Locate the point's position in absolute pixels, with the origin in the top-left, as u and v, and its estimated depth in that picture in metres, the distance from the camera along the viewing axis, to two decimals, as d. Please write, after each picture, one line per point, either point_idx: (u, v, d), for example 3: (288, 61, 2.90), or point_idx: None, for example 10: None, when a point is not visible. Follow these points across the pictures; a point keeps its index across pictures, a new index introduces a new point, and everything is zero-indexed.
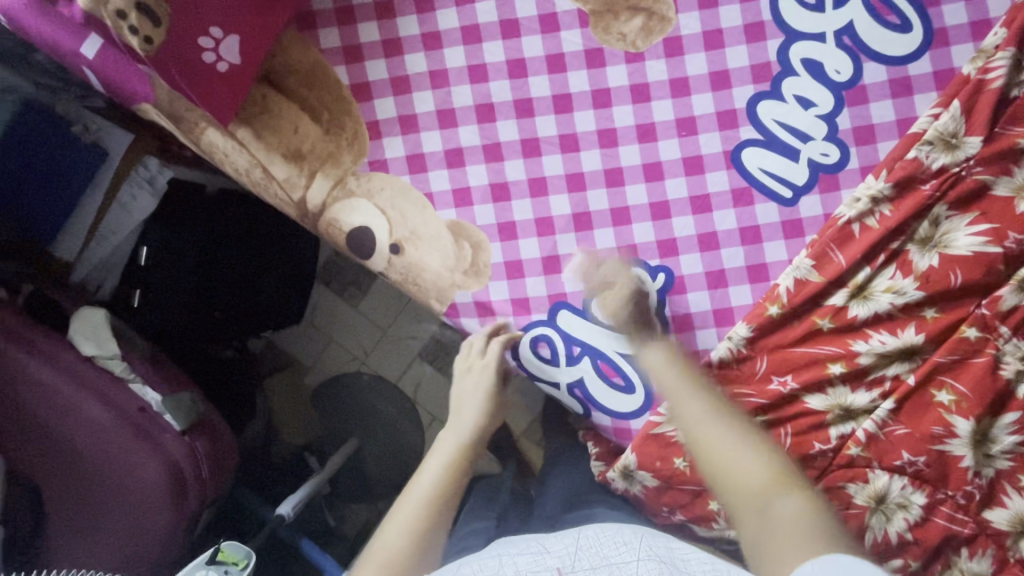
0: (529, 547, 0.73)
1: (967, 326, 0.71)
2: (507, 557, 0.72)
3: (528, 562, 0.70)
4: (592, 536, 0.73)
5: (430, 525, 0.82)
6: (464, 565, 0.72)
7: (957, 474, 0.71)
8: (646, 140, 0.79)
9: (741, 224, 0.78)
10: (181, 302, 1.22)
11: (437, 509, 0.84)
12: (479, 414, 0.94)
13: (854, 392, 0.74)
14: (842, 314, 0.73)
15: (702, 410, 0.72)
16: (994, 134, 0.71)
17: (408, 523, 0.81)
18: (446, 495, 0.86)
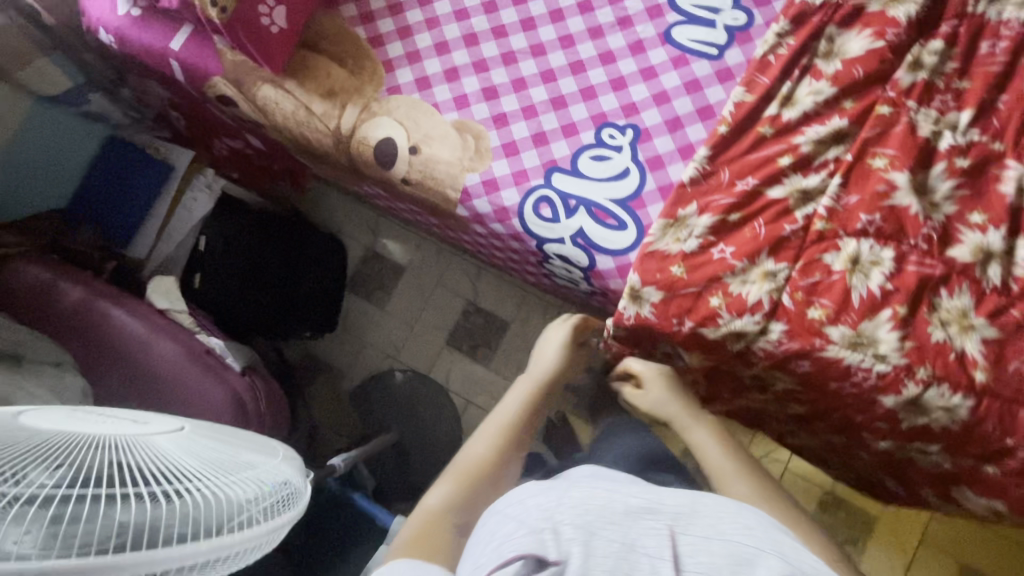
0: (648, 504, 0.64)
1: (879, 105, 0.87)
2: (617, 493, 0.66)
3: (642, 511, 0.62)
4: (718, 518, 0.63)
5: (505, 449, 0.88)
6: (567, 488, 0.67)
7: (911, 221, 0.83)
8: (596, 37, 1.02)
9: (684, 80, 0.98)
10: (233, 283, 1.41)
11: (513, 436, 0.90)
12: (551, 362, 1.01)
13: (806, 177, 0.88)
14: (778, 120, 0.90)
15: (716, 446, 0.87)
16: None
17: (487, 444, 0.87)
18: (522, 427, 0.91)
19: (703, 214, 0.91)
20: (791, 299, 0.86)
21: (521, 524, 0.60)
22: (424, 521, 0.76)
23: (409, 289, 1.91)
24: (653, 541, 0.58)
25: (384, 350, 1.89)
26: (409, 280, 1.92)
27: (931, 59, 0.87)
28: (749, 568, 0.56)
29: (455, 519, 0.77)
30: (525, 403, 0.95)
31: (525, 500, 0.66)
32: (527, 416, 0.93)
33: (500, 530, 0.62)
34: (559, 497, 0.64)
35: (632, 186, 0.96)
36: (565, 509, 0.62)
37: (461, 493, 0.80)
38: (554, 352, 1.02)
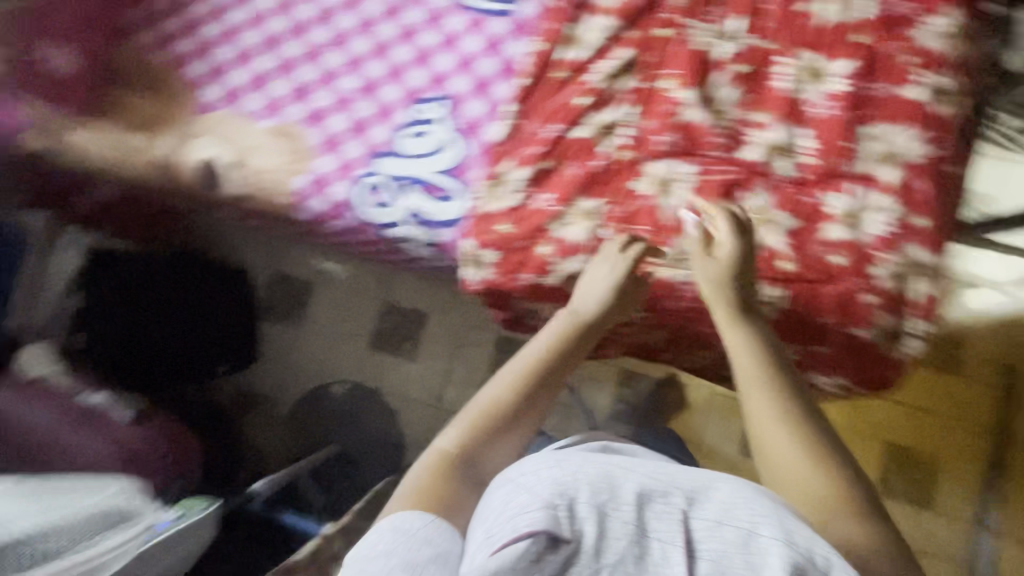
0: (660, 480, 0.58)
1: (658, 27, 0.89)
2: (632, 470, 0.59)
3: (652, 489, 0.56)
4: (728, 494, 0.57)
5: (526, 398, 0.79)
6: (577, 461, 0.60)
7: (701, 134, 0.88)
8: (394, 16, 1.02)
9: (484, 41, 0.99)
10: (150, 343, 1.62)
11: (531, 382, 0.80)
12: (597, 299, 0.85)
13: (604, 111, 0.90)
14: (570, 61, 0.92)
15: (748, 379, 0.71)
16: None
17: (507, 386, 0.79)
18: (552, 365, 0.81)
19: (518, 168, 0.93)
20: (612, 231, 0.89)
21: (536, 494, 0.54)
22: (441, 464, 0.71)
23: (324, 300, 1.90)
24: (663, 524, 0.52)
25: (311, 369, 1.87)
26: (321, 295, 1.90)
27: None
28: (756, 555, 0.50)
29: (468, 463, 0.72)
30: (557, 338, 0.83)
31: (538, 467, 0.59)
32: (556, 352, 0.82)
33: (513, 498, 0.56)
34: (578, 466, 0.58)
35: (452, 155, 0.97)
36: (571, 482, 0.55)
37: (478, 435, 0.75)
38: (603, 280, 0.85)
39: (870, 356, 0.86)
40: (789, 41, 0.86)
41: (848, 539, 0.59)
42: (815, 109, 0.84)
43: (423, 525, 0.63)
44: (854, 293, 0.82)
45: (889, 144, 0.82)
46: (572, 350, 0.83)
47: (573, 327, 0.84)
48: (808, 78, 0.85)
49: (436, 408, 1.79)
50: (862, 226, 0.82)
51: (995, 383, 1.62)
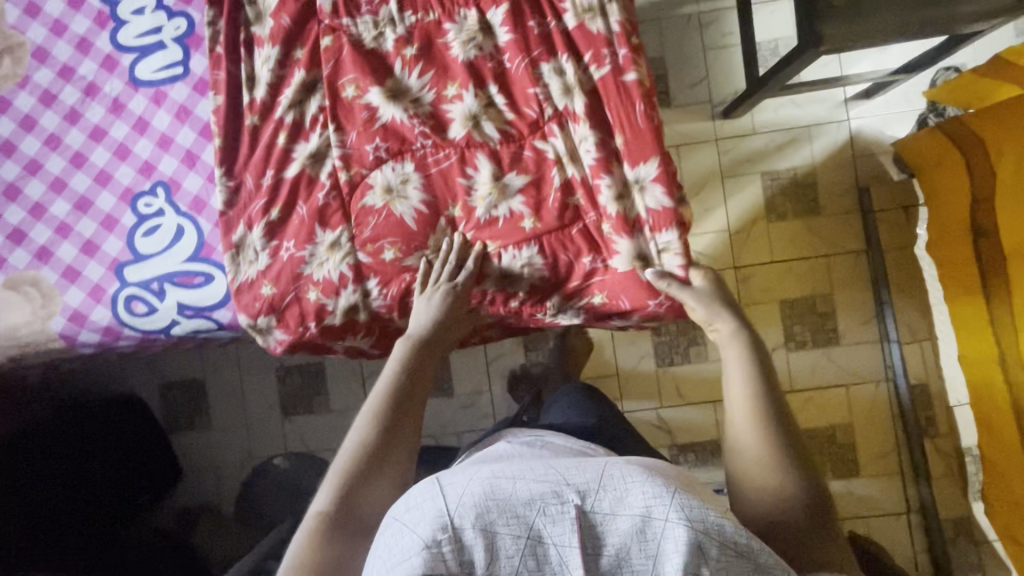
0: (549, 476, 0.60)
1: (321, 38, 0.86)
2: (521, 480, 0.59)
3: (542, 492, 0.57)
4: (617, 478, 0.59)
5: (391, 433, 0.74)
6: (471, 484, 0.59)
7: (405, 130, 0.85)
8: (76, 121, 0.97)
9: (172, 112, 0.95)
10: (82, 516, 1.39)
11: (390, 418, 0.75)
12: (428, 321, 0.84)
13: (308, 141, 0.88)
14: (256, 104, 0.89)
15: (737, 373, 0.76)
16: None
17: (368, 429, 0.75)
18: (408, 398, 0.77)
19: (253, 229, 0.90)
20: (365, 254, 0.87)
21: (417, 535, 0.57)
22: (315, 532, 0.68)
23: (221, 386, 1.68)
24: (557, 527, 0.55)
25: (237, 459, 1.67)
26: (218, 384, 1.68)
27: None
28: (646, 539, 0.54)
29: (344, 520, 0.69)
30: (399, 369, 0.80)
31: (425, 496, 0.60)
32: (406, 384, 0.78)
33: (398, 540, 0.58)
34: (463, 487, 0.59)
35: (192, 237, 0.94)
36: (465, 506, 0.57)
37: (346, 486, 0.70)
38: (423, 310, 0.85)
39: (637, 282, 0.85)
40: (445, 7, 0.85)
41: (773, 506, 0.68)
42: (494, 63, 0.83)
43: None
44: (592, 227, 0.84)
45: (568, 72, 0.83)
46: (419, 380, 0.80)
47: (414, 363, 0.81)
48: (475, 36, 0.83)
49: None
50: (580, 160, 0.83)
51: (851, 208, 1.72)
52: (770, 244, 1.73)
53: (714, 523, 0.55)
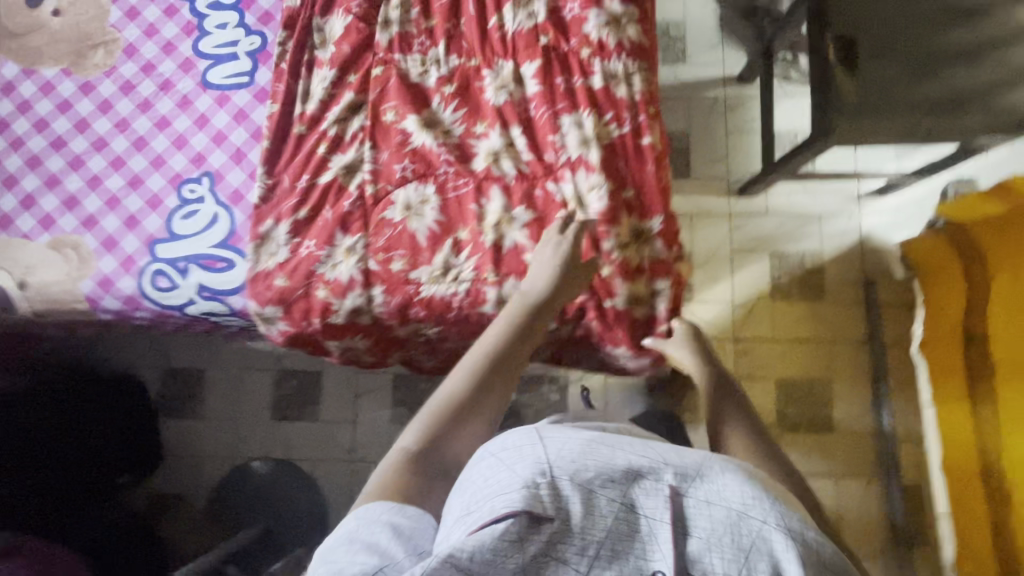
0: (649, 452, 0.54)
1: (373, 68, 0.97)
2: (620, 449, 0.54)
3: (641, 465, 0.52)
4: (721, 473, 0.52)
5: (493, 383, 0.74)
6: (569, 441, 0.54)
7: (432, 156, 0.94)
8: (147, 110, 1.09)
9: (232, 114, 1.06)
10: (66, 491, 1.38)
11: (492, 367, 0.75)
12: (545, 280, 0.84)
13: (344, 154, 0.97)
14: (305, 115, 0.99)
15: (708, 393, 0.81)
16: None
17: (462, 382, 0.73)
18: (510, 361, 0.76)
19: (280, 225, 0.98)
20: (376, 262, 0.94)
21: (514, 473, 0.51)
22: (400, 465, 0.64)
23: (219, 379, 1.73)
24: (651, 502, 0.50)
25: (220, 453, 1.68)
26: (215, 377, 1.72)
27: (395, 13, 0.98)
28: (739, 534, 0.48)
29: (433, 462, 0.65)
30: (512, 324, 0.80)
31: (521, 438, 0.55)
32: (507, 347, 0.77)
33: (493, 474, 0.53)
34: (561, 441, 0.53)
35: (225, 226, 1.03)
36: (564, 461, 0.51)
37: (445, 420, 0.69)
38: (542, 269, 0.85)
39: (624, 325, 0.93)
40: (486, 54, 0.94)
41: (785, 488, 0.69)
42: (521, 110, 0.93)
43: (404, 514, 0.59)
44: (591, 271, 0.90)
45: (585, 125, 0.91)
46: (522, 342, 0.79)
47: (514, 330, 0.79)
48: (508, 84, 0.93)
49: (350, 461, 1.67)
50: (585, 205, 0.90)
51: (854, 298, 1.75)
52: (769, 322, 1.75)
53: (816, 543, 0.49)
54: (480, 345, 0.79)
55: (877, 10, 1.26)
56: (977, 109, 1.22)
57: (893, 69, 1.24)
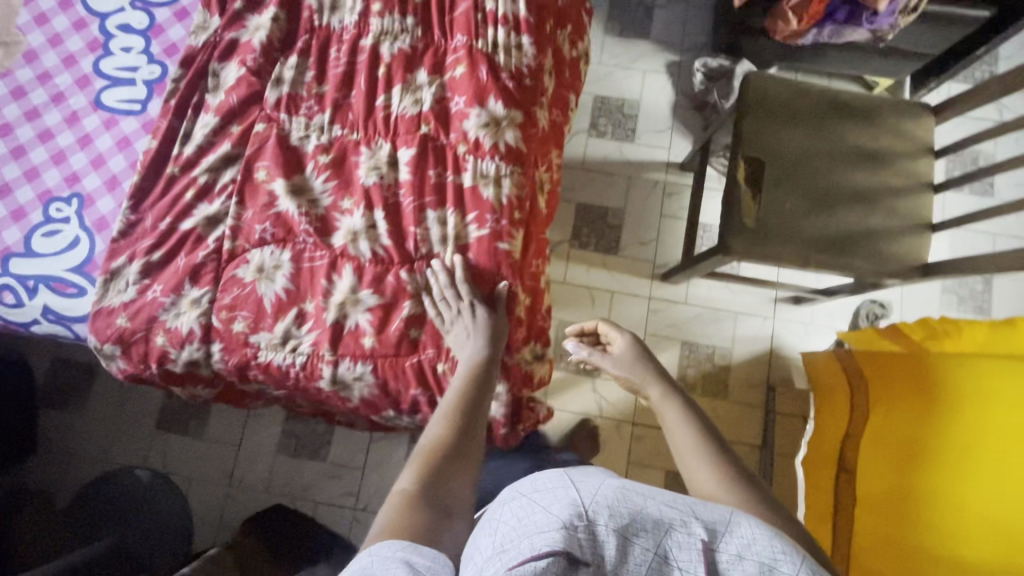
0: (679, 503, 0.55)
1: (256, 124, 0.97)
2: (653, 501, 0.55)
3: (673, 518, 0.53)
4: (747, 526, 0.55)
5: (466, 428, 0.79)
6: (602, 489, 0.55)
7: (293, 223, 0.93)
8: (33, 120, 1.07)
9: (116, 139, 1.04)
10: None
11: (460, 416, 0.80)
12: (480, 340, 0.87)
13: (210, 203, 0.95)
14: (180, 157, 0.98)
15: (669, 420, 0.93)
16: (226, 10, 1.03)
17: (441, 425, 0.79)
18: (471, 409, 0.81)
19: (132, 263, 0.96)
20: (218, 319, 0.92)
21: (551, 514, 0.52)
22: (400, 504, 0.66)
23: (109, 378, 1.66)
24: (683, 554, 0.51)
25: (92, 456, 1.61)
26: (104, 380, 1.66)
27: (288, 73, 0.98)
28: None
29: (430, 501, 0.67)
30: (467, 376, 0.85)
31: (554, 481, 0.56)
32: (476, 391, 0.83)
33: (528, 514, 0.54)
34: (595, 487, 0.55)
35: (84, 251, 1.01)
36: (601, 506, 0.53)
37: (429, 470, 0.72)
38: (467, 335, 0.88)
39: None
40: (368, 132, 0.95)
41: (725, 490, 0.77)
42: (391, 194, 0.93)
43: (418, 552, 0.56)
44: (426, 364, 0.90)
45: (450, 222, 0.93)
46: (484, 385, 0.85)
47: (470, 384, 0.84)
48: (382, 166, 0.93)
49: (227, 487, 1.59)
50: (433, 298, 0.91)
51: (754, 402, 1.76)
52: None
53: None
54: (450, 396, 0.84)
55: (785, 138, 1.29)
56: (864, 254, 1.25)
57: (789, 200, 1.27)
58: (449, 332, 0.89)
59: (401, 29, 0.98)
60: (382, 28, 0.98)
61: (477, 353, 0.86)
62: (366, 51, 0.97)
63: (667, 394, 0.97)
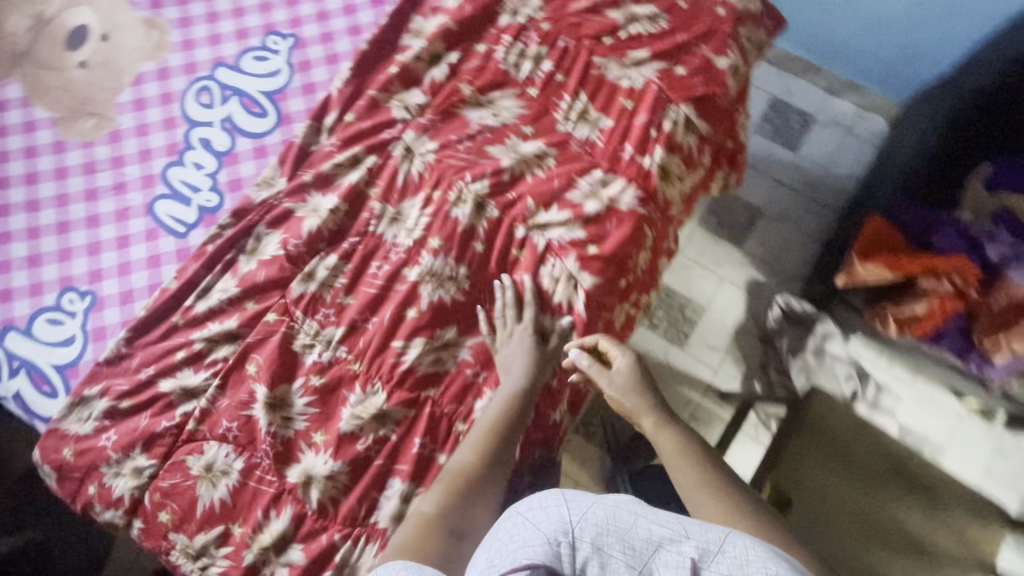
0: (671, 522, 0.55)
1: (269, 312, 0.92)
2: (643, 518, 0.55)
3: (661, 533, 0.53)
4: (742, 548, 0.53)
5: (496, 455, 0.77)
6: (594, 507, 0.55)
7: (258, 435, 0.87)
8: (90, 200, 1.07)
9: (150, 253, 1.03)
10: None
11: (499, 441, 0.78)
12: (522, 371, 0.85)
13: (194, 374, 0.92)
14: (190, 311, 0.95)
15: (671, 450, 0.76)
16: (295, 176, 1.00)
17: (469, 449, 0.78)
18: (503, 430, 0.79)
19: (103, 398, 0.93)
20: (149, 499, 0.88)
21: (539, 530, 0.53)
22: (418, 526, 0.67)
23: None
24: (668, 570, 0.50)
25: None
26: None
27: (322, 273, 0.93)
28: None
29: (450, 529, 0.67)
30: (506, 402, 0.82)
31: (548, 498, 0.57)
32: (516, 402, 0.82)
33: (518, 530, 0.54)
34: (587, 505, 0.55)
35: (73, 353, 0.99)
36: (586, 525, 0.53)
37: (454, 498, 0.71)
38: (519, 355, 0.86)
39: None
40: (370, 369, 0.88)
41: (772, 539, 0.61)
42: (362, 447, 0.85)
43: (416, 568, 0.54)
44: None
45: (409, 504, 0.82)
46: (524, 405, 0.83)
47: (508, 402, 0.82)
48: (365, 416, 0.86)
49: None
50: None
51: None
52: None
53: None
54: (482, 423, 0.81)
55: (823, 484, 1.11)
56: None
57: None
58: (500, 353, 0.88)
59: (448, 273, 0.92)
60: (430, 264, 0.92)
61: (522, 377, 0.84)
62: (405, 280, 0.92)
63: (670, 425, 0.80)
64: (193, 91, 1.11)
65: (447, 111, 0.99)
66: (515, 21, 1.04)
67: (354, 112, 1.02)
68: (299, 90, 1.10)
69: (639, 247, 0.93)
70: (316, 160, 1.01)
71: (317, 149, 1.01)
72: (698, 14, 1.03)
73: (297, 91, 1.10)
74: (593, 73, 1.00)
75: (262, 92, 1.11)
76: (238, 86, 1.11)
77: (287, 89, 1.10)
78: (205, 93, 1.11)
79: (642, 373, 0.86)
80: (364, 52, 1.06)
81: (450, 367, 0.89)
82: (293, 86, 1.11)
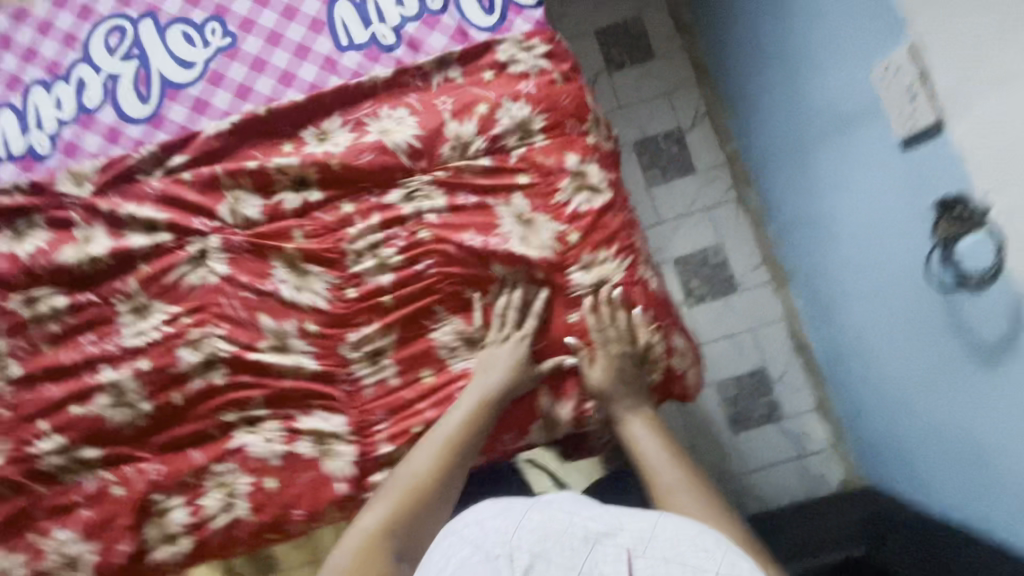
0: (603, 518, 0.56)
1: None
2: (577, 516, 0.56)
3: (594, 524, 0.54)
4: (672, 530, 0.54)
5: (451, 464, 0.77)
6: (529, 514, 0.57)
7: None
8: None
9: None
10: None
11: (456, 451, 0.78)
12: (499, 375, 0.80)
13: None
14: None
15: (654, 460, 0.80)
16: (105, 192, 0.91)
17: (407, 483, 0.75)
18: (465, 440, 0.78)
19: None
20: None
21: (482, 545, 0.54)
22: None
23: None
24: (606, 564, 0.50)
25: None
26: None
27: (43, 307, 0.87)
28: None
29: (393, 553, 0.70)
30: (472, 408, 0.79)
31: (486, 515, 0.58)
32: (491, 402, 0.79)
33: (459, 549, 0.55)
34: (523, 515, 0.56)
35: None
36: (523, 536, 0.54)
37: (405, 519, 0.72)
38: (503, 362, 0.81)
39: None
40: (9, 425, 0.85)
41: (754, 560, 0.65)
42: None
43: None
44: None
45: None
46: (493, 414, 0.80)
47: (482, 403, 0.79)
48: None
49: None
50: None
51: None
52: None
53: None
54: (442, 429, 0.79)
55: None
56: None
57: None
58: (480, 354, 0.83)
59: (132, 401, 0.84)
60: (123, 379, 0.84)
61: (500, 379, 0.80)
62: (95, 376, 0.85)
63: (639, 420, 0.84)
64: (109, 24, 0.98)
65: (261, 247, 0.85)
66: (403, 205, 0.86)
67: (193, 174, 0.89)
68: (189, 99, 0.96)
69: (338, 507, 0.83)
70: (131, 193, 0.90)
71: (141, 182, 0.90)
72: (574, 344, 0.85)
73: (189, 99, 0.96)
74: (422, 322, 0.84)
75: (161, 73, 0.97)
76: (146, 51, 0.97)
77: (183, 89, 0.97)
78: (117, 34, 0.98)
79: (618, 373, 0.83)
80: (253, 118, 0.90)
81: (70, 479, 0.84)
82: (190, 90, 0.97)
